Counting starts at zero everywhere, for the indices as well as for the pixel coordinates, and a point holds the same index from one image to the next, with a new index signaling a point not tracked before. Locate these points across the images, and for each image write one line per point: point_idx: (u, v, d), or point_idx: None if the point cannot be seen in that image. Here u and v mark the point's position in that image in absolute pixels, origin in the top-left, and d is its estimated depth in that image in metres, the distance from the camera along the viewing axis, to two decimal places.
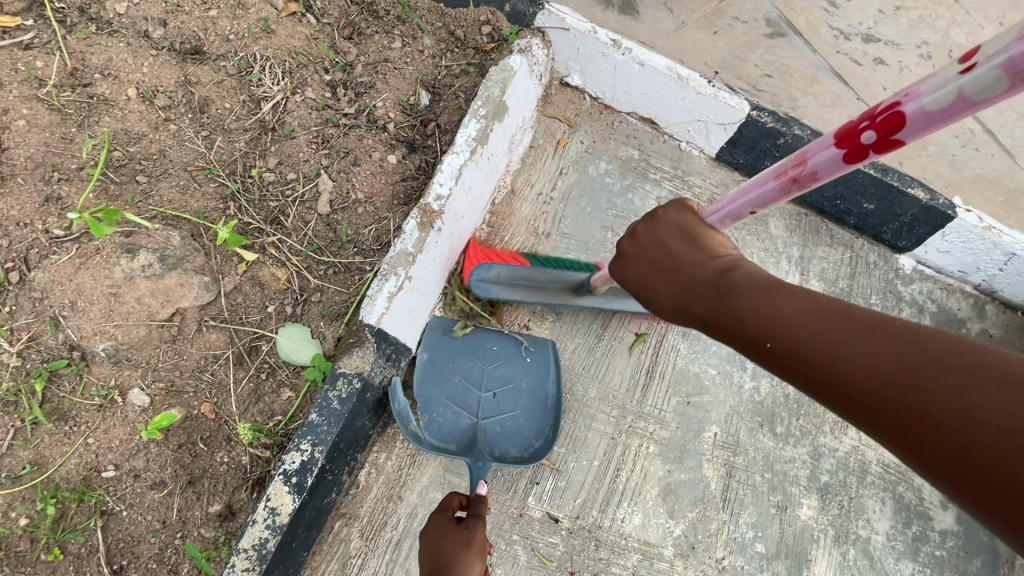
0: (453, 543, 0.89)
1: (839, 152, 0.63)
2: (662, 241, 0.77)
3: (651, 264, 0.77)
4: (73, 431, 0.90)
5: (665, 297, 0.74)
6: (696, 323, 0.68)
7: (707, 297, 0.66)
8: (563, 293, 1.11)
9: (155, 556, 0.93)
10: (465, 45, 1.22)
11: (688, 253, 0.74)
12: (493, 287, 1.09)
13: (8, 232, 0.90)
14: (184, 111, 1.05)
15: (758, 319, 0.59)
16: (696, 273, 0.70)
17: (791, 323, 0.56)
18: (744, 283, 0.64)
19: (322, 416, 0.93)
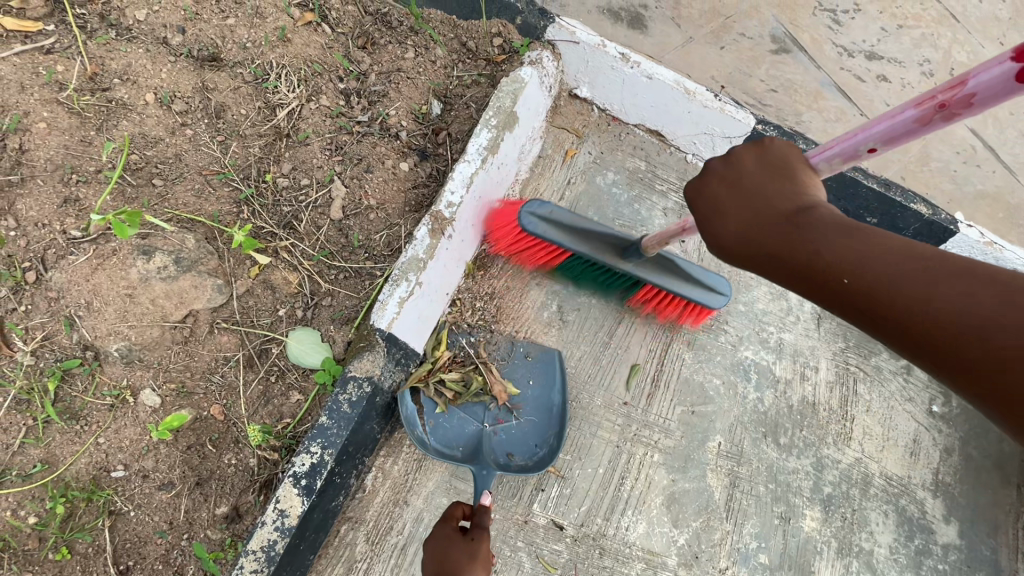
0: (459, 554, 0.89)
1: (1014, 69, 0.52)
2: (750, 173, 0.72)
3: (730, 192, 0.72)
4: (84, 430, 0.91)
5: (730, 228, 0.71)
6: (761, 259, 0.68)
7: (785, 234, 0.65)
8: (611, 249, 1.09)
9: (162, 557, 0.93)
10: (477, 56, 1.25)
11: (777, 188, 0.70)
12: (541, 223, 1.09)
13: (26, 232, 0.92)
14: (201, 116, 1.07)
15: (845, 260, 0.59)
16: (775, 206, 0.68)
17: (882, 265, 0.56)
18: (830, 224, 0.63)
19: (332, 419, 0.93)
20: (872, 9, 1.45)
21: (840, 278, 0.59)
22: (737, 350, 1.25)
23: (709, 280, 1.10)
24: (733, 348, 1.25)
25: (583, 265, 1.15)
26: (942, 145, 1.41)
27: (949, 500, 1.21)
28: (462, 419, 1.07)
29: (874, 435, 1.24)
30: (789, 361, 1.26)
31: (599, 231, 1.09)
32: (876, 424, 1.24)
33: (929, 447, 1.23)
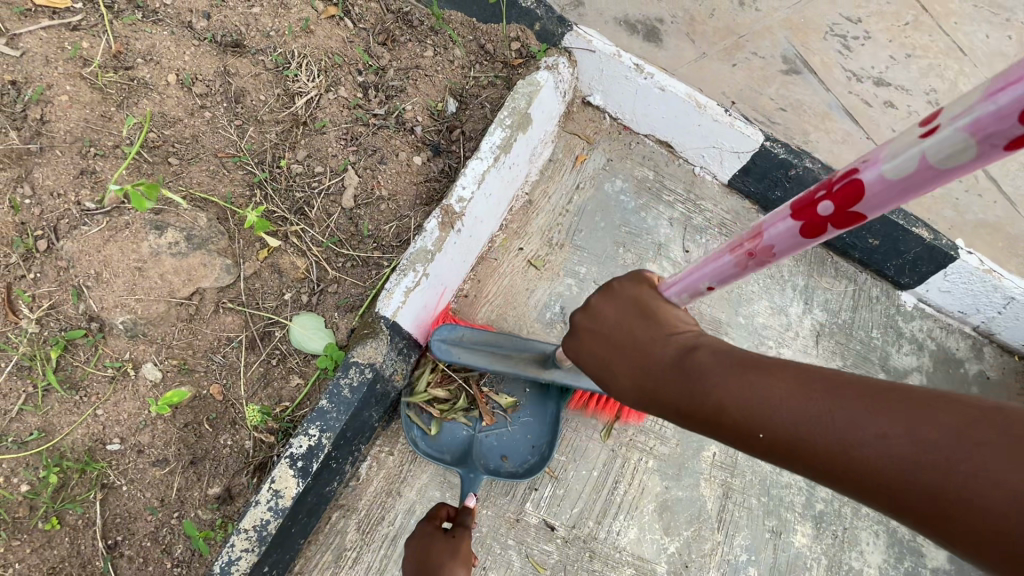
0: (441, 550, 0.89)
1: (796, 222, 0.59)
2: (614, 315, 0.73)
3: (603, 340, 0.73)
4: (83, 401, 0.91)
5: (624, 381, 0.69)
6: (665, 410, 0.63)
7: (671, 377, 0.62)
8: (530, 361, 1.00)
9: (151, 534, 0.93)
10: (494, 59, 1.27)
11: (638, 328, 0.70)
12: (453, 350, 1.02)
13: (41, 201, 0.93)
14: (220, 100, 1.09)
15: (737, 408, 0.55)
16: (655, 355, 0.66)
17: (779, 411, 0.52)
18: (709, 364, 0.60)
19: (332, 402, 0.94)
20: (881, 37, 1.53)
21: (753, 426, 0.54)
22: None
23: None
24: None
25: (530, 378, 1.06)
26: None
27: None
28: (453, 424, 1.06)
29: None
30: None
31: (517, 348, 1.01)
32: None
33: None
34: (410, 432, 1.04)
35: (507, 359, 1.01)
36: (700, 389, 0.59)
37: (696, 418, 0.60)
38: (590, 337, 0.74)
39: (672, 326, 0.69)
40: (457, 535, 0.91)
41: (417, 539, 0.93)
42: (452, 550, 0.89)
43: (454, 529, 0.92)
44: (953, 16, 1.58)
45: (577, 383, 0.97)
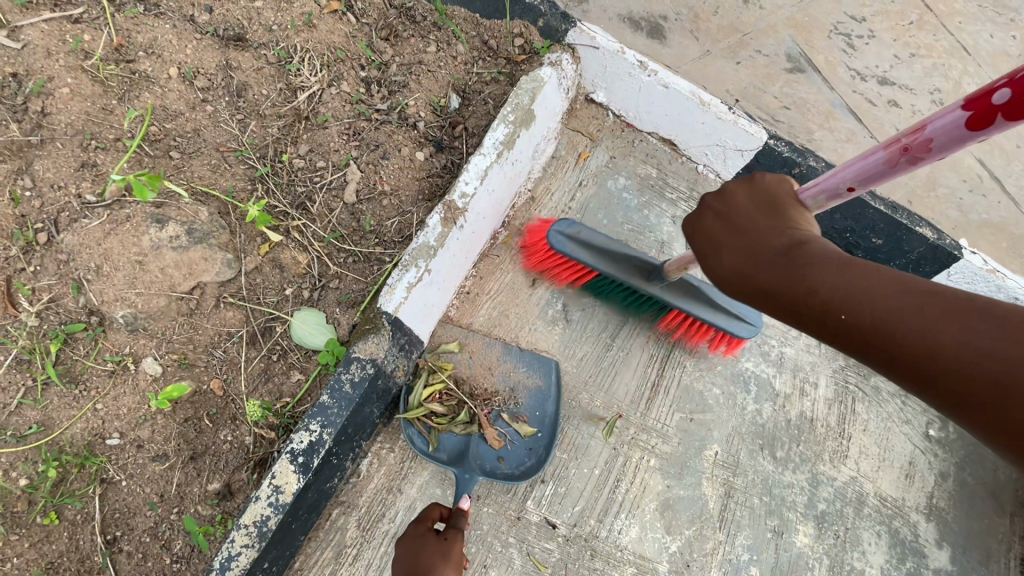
0: (433, 552, 0.88)
1: (965, 115, 0.58)
2: (741, 205, 0.79)
3: (717, 229, 0.80)
4: (82, 395, 0.90)
5: (726, 262, 0.77)
6: (750, 291, 0.73)
7: (770, 261, 0.71)
8: (636, 273, 1.10)
9: (150, 529, 0.92)
10: (497, 55, 1.27)
11: (758, 224, 0.76)
12: (569, 242, 1.11)
13: (42, 193, 0.92)
14: (222, 94, 1.09)
15: (826, 289, 0.63)
16: (765, 241, 0.74)
17: (857, 294, 0.60)
18: (814, 256, 0.67)
19: (333, 398, 0.93)
20: (885, 36, 1.53)
21: (839, 312, 0.60)
22: (738, 361, 1.25)
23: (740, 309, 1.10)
24: (734, 358, 1.25)
25: (616, 289, 1.16)
26: (949, 172, 1.43)
27: (944, 524, 1.20)
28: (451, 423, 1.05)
29: (870, 454, 1.23)
30: (789, 376, 1.26)
31: (627, 253, 1.10)
32: (872, 444, 1.24)
33: (924, 470, 1.23)
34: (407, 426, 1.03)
35: (617, 256, 1.10)
36: (797, 275, 0.66)
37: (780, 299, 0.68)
38: (713, 219, 0.81)
39: (791, 223, 0.75)
40: (448, 537, 0.90)
41: (407, 542, 0.91)
42: (444, 552, 0.88)
43: (446, 531, 0.91)
44: (957, 16, 1.58)
45: (677, 299, 1.09)
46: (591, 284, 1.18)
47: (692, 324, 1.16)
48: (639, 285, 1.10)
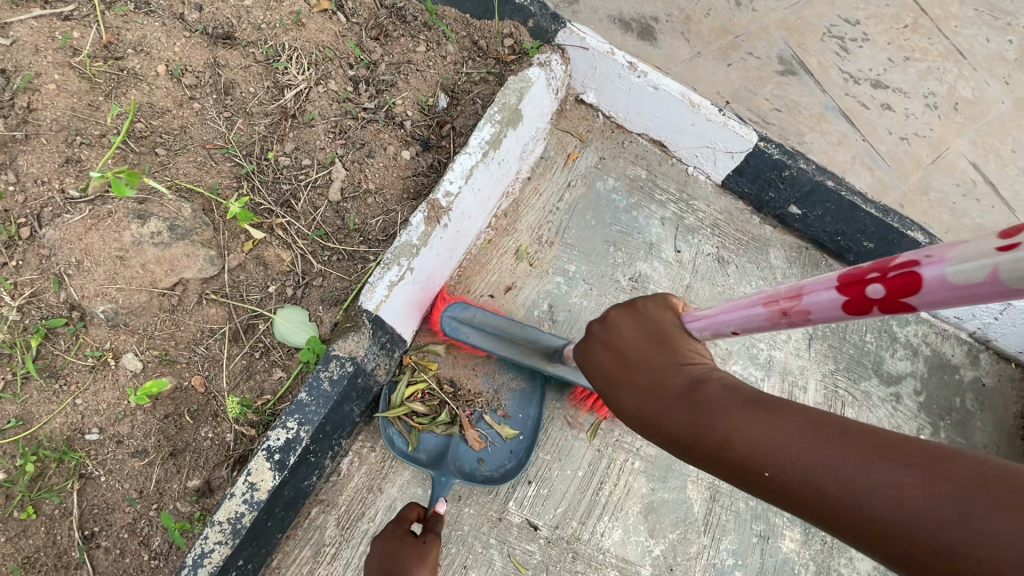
0: (411, 554, 0.88)
1: (840, 297, 0.57)
2: (612, 339, 0.77)
3: (601, 372, 0.77)
4: (62, 389, 0.90)
5: (628, 406, 0.70)
6: (672, 441, 0.63)
7: (684, 408, 0.62)
8: (534, 354, 1.06)
9: (128, 525, 0.92)
10: (487, 55, 1.27)
11: (653, 356, 0.71)
12: (462, 327, 1.08)
13: (26, 188, 0.92)
14: (210, 92, 1.09)
15: (752, 448, 0.55)
16: (663, 381, 0.68)
17: (784, 454, 0.53)
18: (715, 397, 0.61)
19: (311, 396, 0.93)
20: (880, 40, 1.52)
21: (741, 454, 0.56)
22: None
23: None
24: None
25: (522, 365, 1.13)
26: (943, 176, 1.42)
27: None
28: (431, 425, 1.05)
29: None
30: None
31: (526, 335, 1.06)
32: None
33: None
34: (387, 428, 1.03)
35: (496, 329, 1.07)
36: (699, 419, 0.60)
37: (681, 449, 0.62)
38: (604, 352, 0.77)
39: (684, 352, 0.72)
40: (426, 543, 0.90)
41: (385, 539, 0.91)
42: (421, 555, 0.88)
43: (425, 536, 0.91)
44: (953, 19, 1.57)
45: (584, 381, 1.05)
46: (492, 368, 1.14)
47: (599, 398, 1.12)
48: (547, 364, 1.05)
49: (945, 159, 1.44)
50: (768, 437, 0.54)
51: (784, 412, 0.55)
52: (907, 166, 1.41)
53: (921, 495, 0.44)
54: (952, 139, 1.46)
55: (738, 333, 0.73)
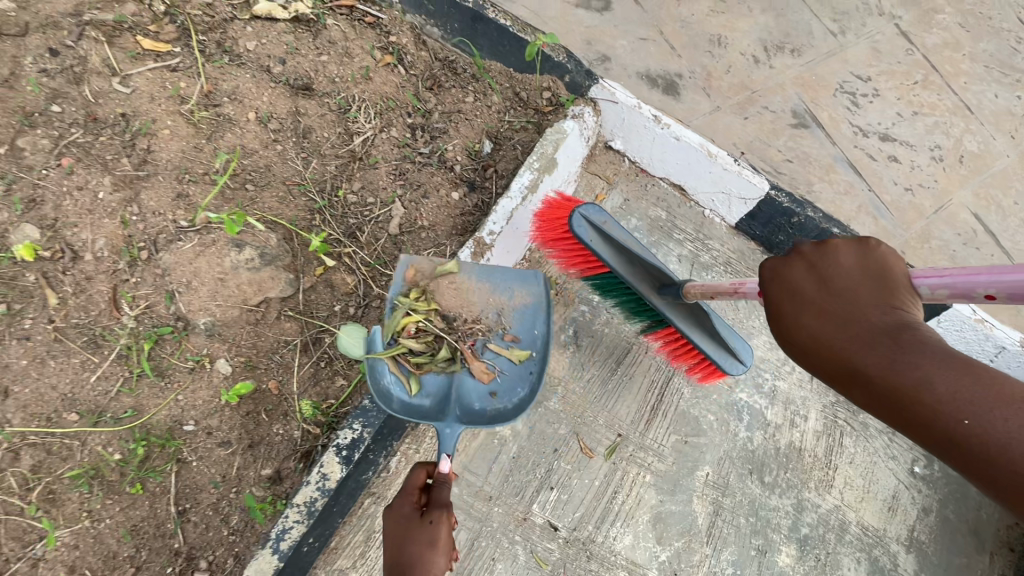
0: (422, 539, 0.92)
1: None
2: (818, 267, 0.77)
3: (791, 293, 0.79)
4: (167, 387, 1.08)
5: (807, 328, 0.76)
6: (852, 371, 0.70)
7: (885, 350, 0.68)
8: (647, 279, 1.15)
9: (213, 504, 1.09)
10: (527, 106, 1.44)
11: (865, 291, 0.74)
12: (591, 231, 1.15)
13: (145, 218, 1.11)
14: (290, 135, 1.28)
15: (962, 407, 0.60)
16: (864, 317, 0.72)
17: (1000, 426, 0.57)
18: (929, 351, 0.65)
19: (373, 402, 1.09)
20: (889, 95, 1.64)
21: (957, 420, 0.60)
22: (731, 392, 1.37)
23: (734, 345, 1.15)
24: (728, 389, 1.37)
25: (616, 283, 1.22)
26: (945, 225, 1.53)
27: (921, 556, 1.29)
28: (431, 369, 1.10)
29: (854, 486, 1.33)
30: (780, 408, 1.37)
31: (650, 259, 1.14)
32: (856, 476, 1.33)
33: (906, 505, 1.32)
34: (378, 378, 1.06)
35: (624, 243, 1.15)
36: (915, 372, 0.65)
37: (863, 387, 0.69)
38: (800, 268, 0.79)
39: (899, 300, 0.73)
40: (435, 525, 0.94)
41: (399, 515, 0.96)
42: (432, 542, 0.92)
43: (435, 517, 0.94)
44: (962, 76, 1.69)
45: (676, 319, 1.15)
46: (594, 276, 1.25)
47: (679, 344, 1.23)
48: (649, 294, 1.15)
49: (948, 210, 1.55)
50: (1003, 418, 0.57)
51: (1017, 393, 0.59)
52: (910, 215, 1.52)
53: None
54: (955, 191, 1.57)
55: (991, 299, 0.70)
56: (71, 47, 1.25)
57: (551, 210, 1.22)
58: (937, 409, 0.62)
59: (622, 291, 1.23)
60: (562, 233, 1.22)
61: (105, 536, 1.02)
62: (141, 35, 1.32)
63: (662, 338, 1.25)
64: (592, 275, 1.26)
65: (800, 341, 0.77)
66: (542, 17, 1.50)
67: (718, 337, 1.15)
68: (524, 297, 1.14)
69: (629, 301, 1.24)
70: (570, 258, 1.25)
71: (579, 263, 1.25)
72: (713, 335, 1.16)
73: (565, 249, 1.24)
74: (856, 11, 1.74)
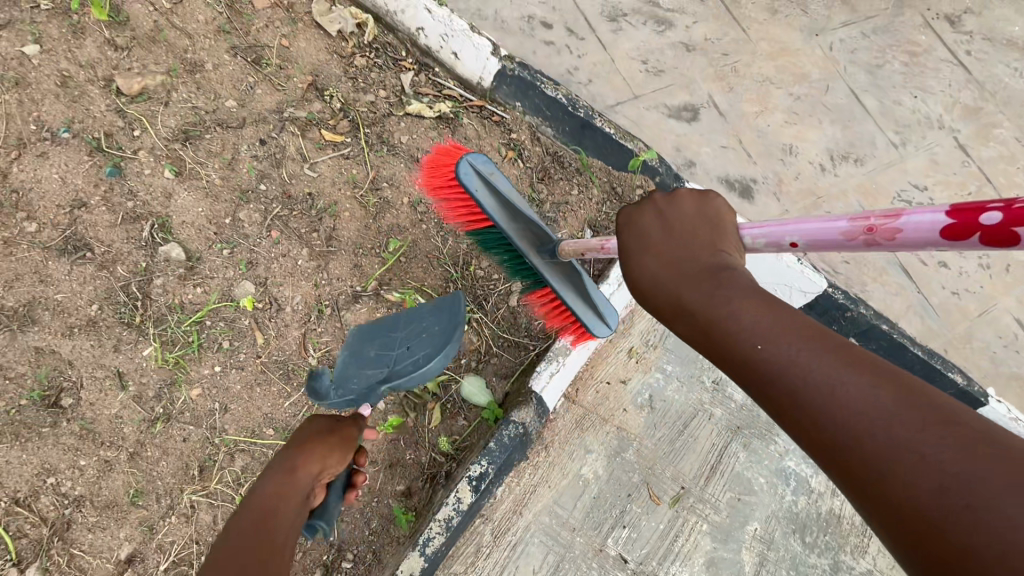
0: (327, 425, 1.18)
1: (936, 221, 0.73)
2: (662, 221, 0.98)
3: (645, 240, 0.98)
4: (338, 412, 1.44)
5: (658, 272, 0.93)
6: (685, 304, 0.86)
7: (708, 286, 0.84)
8: (526, 234, 1.38)
9: (361, 509, 1.41)
10: (622, 200, 1.72)
11: (699, 244, 0.93)
12: (476, 182, 1.37)
13: (331, 284, 1.51)
14: (433, 217, 1.59)
15: (760, 328, 0.74)
16: (697, 261, 0.90)
17: (782, 343, 0.71)
18: (737, 286, 0.82)
19: (496, 445, 1.39)
20: (943, 204, 1.85)
21: (752, 344, 0.73)
22: (782, 459, 1.59)
23: (603, 309, 1.39)
24: (779, 456, 1.59)
25: (495, 236, 1.46)
26: (988, 328, 1.72)
27: None
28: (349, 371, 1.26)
29: (887, 554, 1.53)
30: (824, 477, 1.58)
31: (525, 213, 1.36)
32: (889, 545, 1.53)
33: None
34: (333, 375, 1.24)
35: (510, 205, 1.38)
36: (725, 303, 0.80)
37: (691, 319, 0.84)
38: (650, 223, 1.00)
39: (726, 251, 0.92)
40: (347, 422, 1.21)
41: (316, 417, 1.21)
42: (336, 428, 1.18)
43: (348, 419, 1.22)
44: (1014, 189, 1.89)
45: (552, 278, 1.37)
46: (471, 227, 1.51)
47: (556, 305, 1.44)
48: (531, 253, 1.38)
49: (993, 314, 1.73)
50: (788, 344, 0.70)
51: (782, 311, 0.75)
52: (956, 317, 1.72)
53: (887, 404, 0.60)
54: (1000, 297, 1.74)
55: (796, 246, 0.92)
56: (275, 138, 1.61)
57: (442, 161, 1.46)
58: (738, 334, 0.75)
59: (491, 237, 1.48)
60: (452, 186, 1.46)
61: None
62: (323, 128, 1.67)
63: (536, 298, 1.48)
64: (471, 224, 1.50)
65: (647, 284, 0.94)
66: (637, 126, 1.80)
67: (590, 300, 1.38)
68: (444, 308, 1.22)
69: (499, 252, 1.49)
70: (453, 206, 1.51)
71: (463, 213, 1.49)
72: (584, 297, 1.39)
73: (448, 196, 1.50)
74: (918, 123, 1.95)
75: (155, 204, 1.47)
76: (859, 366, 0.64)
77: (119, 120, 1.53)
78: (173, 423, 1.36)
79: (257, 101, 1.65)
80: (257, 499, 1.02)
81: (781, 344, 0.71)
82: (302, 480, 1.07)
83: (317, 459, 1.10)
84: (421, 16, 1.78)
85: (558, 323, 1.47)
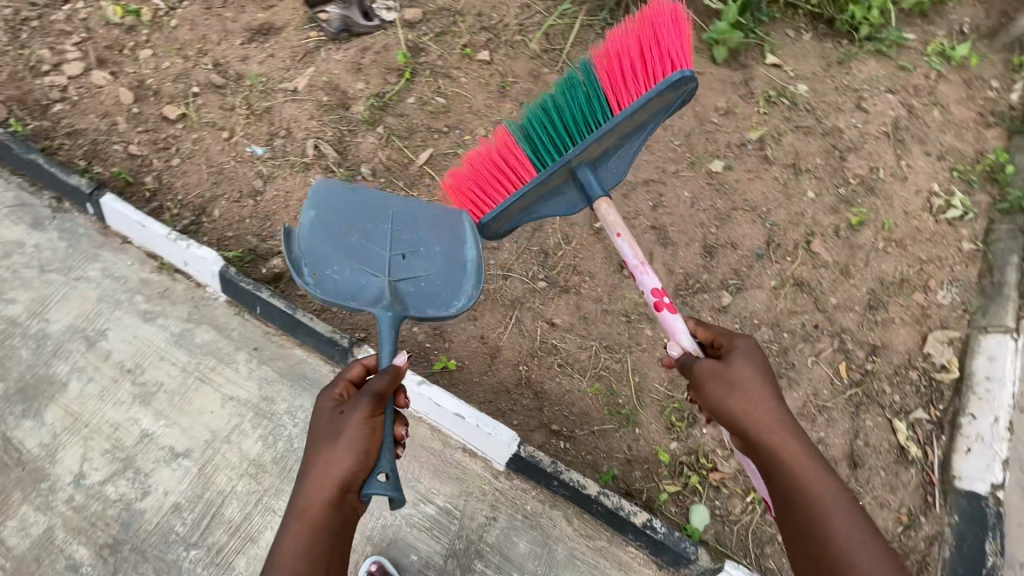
0: (331, 434, 1.54)
1: None
2: (748, 348, 1.61)
3: (748, 351, 1.59)
4: (658, 420, 2.14)
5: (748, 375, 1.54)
6: (752, 403, 1.50)
7: (773, 409, 1.50)
8: (592, 153, 1.92)
9: (599, 446, 2.12)
10: None
11: (767, 372, 1.56)
12: (657, 91, 1.82)
13: None
14: None
15: (794, 456, 1.45)
16: (769, 384, 1.54)
17: (808, 472, 1.43)
18: (785, 424, 1.49)
19: (678, 540, 1.86)
20: None
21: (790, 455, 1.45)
22: None
23: (511, 208, 1.96)
24: None
25: (598, 120, 1.94)
26: None
27: None
28: (338, 273, 2.00)
29: None
30: None
31: (612, 146, 1.94)
32: None
33: None
34: (306, 259, 1.98)
35: (615, 143, 1.95)
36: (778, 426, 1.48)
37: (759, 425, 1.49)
38: (701, 336, 1.75)
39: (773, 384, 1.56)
40: (344, 418, 1.55)
41: (326, 414, 1.62)
42: (333, 436, 1.52)
43: (345, 411, 1.57)
44: None
45: (548, 173, 1.91)
46: (596, 82, 1.95)
47: (513, 164, 2.01)
48: (575, 160, 1.91)
49: None
50: (807, 466, 1.44)
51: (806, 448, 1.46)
52: None
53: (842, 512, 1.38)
54: None
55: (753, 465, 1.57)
56: (824, 333, 2.32)
57: (660, 64, 1.86)
58: (786, 451, 1.45)
59: (582, 108, 1.95)
60: (635, 75, 1.88)
61: (581, 406, 2.19)
62: (847, 362, 2.28)
63: (517, 146, 2.01)
64: (596, 81, 1.94)
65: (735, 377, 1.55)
66: None
67: (519, 202, 1.95)
68: (445, 229, 2.10)
69: (566, 115, 1.96)
70: (615, 63, 1.91)
71: (610, 83, 1.92)
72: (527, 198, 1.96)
73: (635, 49, 1.89)
74: None
75: (749, 279, 2.40)
76: (832, 498, 1.40)
77: (790, 243, 2.49)
78: (629, 323, 2.31)
79: (844, 312, 2.37)
80: (293, 530, 1.45)
81: (811, 467, 1.43)
82: (326, 492, 1.47)
83: (346, 467, 1.47)
84: (985, 413, 2.17)
85: (495, 156, 2.03)
